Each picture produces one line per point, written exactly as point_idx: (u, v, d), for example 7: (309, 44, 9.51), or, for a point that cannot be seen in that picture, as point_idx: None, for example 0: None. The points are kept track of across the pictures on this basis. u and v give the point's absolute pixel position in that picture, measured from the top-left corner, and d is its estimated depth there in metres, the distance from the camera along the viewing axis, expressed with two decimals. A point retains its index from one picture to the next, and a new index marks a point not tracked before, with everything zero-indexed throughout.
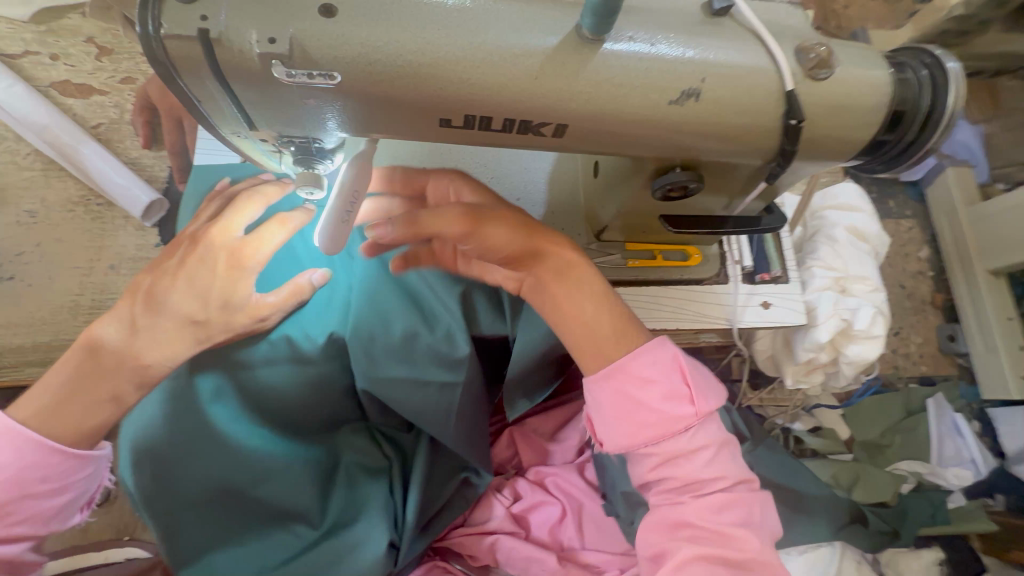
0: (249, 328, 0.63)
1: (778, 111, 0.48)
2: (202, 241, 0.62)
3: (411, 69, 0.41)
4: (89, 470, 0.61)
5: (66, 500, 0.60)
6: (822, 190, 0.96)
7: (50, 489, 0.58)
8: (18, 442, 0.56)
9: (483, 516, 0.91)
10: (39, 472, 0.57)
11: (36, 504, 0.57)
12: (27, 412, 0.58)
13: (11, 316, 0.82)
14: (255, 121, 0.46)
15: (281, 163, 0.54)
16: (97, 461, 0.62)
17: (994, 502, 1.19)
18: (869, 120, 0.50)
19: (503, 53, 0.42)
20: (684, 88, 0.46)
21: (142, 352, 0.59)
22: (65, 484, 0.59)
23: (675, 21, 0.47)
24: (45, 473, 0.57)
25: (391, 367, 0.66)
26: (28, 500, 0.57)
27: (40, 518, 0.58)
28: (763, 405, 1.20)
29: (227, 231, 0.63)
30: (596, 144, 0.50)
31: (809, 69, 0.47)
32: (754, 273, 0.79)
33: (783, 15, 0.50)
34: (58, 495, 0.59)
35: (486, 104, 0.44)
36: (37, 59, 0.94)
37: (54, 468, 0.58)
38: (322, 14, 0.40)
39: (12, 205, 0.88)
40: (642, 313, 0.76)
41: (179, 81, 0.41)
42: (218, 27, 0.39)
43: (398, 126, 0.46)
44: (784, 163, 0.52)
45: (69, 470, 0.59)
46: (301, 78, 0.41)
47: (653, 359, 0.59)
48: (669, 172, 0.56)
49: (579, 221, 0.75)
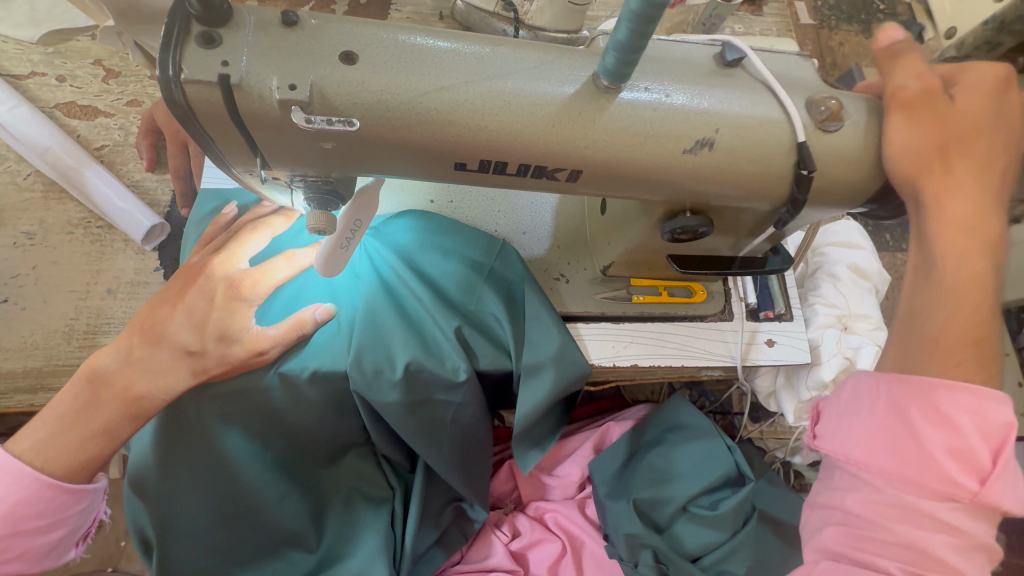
0: (245, 362, 0.60)
1: (789, 162, 0.48)
2: (202, 274, 0.62)
3: (430, 115, 0.41)
4: (85, 505, 0.59)
5: (59, 536, 0.58)
6: (822, 227, 0.98)
7: (42, 525, 0.56)
8: (16, 474, 0.54)
9: (483, 553, 0.89)
10: (34, 508, 0.55)
11: (29, 541, 0.55)
12: (21, 447, 0.56)
13: (3, 340, 0.80)
14: (271, 161, 0.45)
15: (292, 197, 0.53)
16: (92, 495, 0.59)
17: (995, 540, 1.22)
18: (877, 171, 0.50)
19: (521, 101, 0.43)
20: (698, 137, 0.46)
21: (137, 380, 0.58)
22: (58, 520, 0.57)
23: (689, 72, 0.47)
24: (40, 508, 0.55)
25: (390, 391, 0.64)
26: (21, 537, 0.55)
27: (32, 555, 0.56)
28: (763, 439, 1.16)
29: (230, 262, 0.63)
30: (610, 188, 0.50)
31: (821, 121, 0.48)
32: (758, 310, 0.79)
33: (794, 66, 0.51)
34: (52, 531, 0.57)
35: (503, 150, 0.44)
36: (44, 81, 0.94)
37: (48, 504, 0.56)
38: (342, 61, 0.40)
39: (10, 226, 0.87)
40: (647, 349, 0.74)
41: (197, 123, 0.41)
42: (239, 73, 0.39)
43: (412, 168, 0.46)
44: (794, 210, 0.52)
45: (62, 504, 0.57)
46: (320, 124, 0.40)
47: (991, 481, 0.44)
48: (679, 216, 0.56)
49: (585, 255, 0.75)
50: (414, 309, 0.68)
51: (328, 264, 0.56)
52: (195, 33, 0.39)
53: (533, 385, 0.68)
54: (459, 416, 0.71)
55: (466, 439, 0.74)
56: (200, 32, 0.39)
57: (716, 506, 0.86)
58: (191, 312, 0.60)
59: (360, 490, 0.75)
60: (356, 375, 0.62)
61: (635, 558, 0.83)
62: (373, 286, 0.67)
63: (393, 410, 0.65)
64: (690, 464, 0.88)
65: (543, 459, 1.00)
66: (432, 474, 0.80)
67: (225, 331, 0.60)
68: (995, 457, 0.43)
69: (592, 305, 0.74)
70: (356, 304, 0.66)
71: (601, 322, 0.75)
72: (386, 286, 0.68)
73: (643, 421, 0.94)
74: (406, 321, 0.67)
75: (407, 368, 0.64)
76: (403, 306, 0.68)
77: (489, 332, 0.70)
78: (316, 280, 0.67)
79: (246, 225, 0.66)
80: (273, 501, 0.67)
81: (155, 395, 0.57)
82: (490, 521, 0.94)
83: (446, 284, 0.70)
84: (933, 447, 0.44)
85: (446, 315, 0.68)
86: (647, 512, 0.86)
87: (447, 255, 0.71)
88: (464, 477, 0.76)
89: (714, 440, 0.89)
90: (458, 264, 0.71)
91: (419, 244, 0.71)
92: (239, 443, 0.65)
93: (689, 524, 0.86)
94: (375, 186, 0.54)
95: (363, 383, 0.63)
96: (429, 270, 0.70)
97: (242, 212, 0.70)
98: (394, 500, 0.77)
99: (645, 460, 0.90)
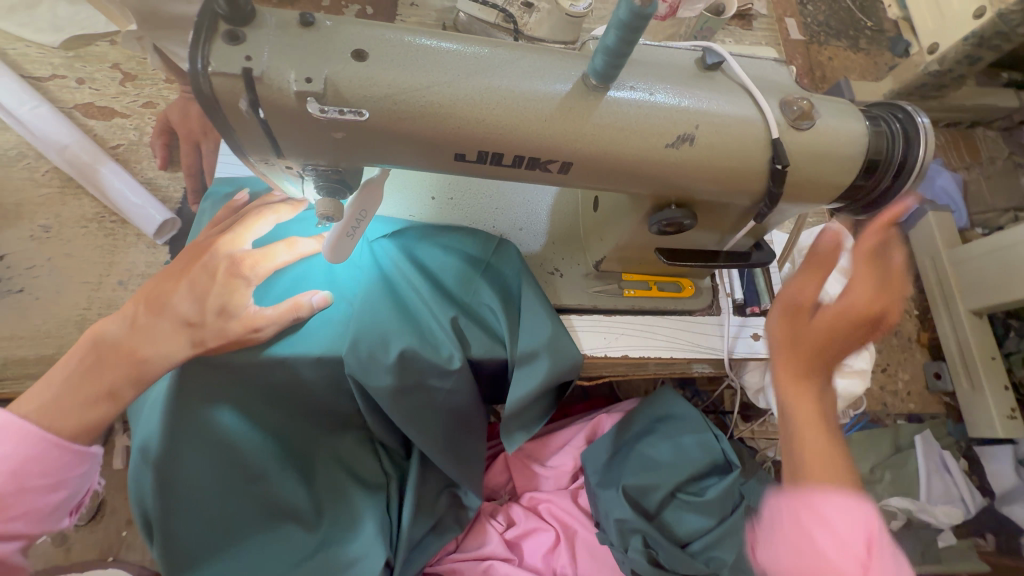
0: (239, 338, 0.62)
1: (764, 156, 0.52)
2: (206, 251, 0.65)
3: (433, 110, 0.45)
4: (87, 469, 0.62)
5: (58, 498, 0.60)
6: (810, 230, 1.01)
7: (46, 486, 0.58)
8: (21, 434, 0.57)
9: (477, 542, 0.91)
10: (41, 466, 0.58)
11: (32, 499, 0.58)
12: (28, 408, 0.59)
13: (17, 328, 0.83)
14: (283, 148, 0.49)
15: (302, 186, 0.56)
16: (92, 460, 0.62)
17: (984, 542, 1.29)
18: (848, 167, 0.54)
19: (517, 96, 0.47)
20: (680, 133, 0.50)
21: (141, 345, 0.60)
22: (61, 481, 0.59)
23: (673, 73, 0.52)
24: (46, 467, 0.58)
25: (386, 376, 0.67)
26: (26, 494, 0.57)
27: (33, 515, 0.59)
28: (755, 438, 1.20)
29: (234, 243, 0.66)
30: (599, 181, 0.54)
31: (793, 120, 0.52)
32: (744, 306, 0.83)
33: (771, 71, 0.55)
34: (54, 491, 0.59)
35: (499, 141, 0.48)
36: (64, 83, 0.98)
37: (52, 464, 0.58)
38: (353, 58, 0.44)
39: (28, 219, 0.90)
40: (638, 341, 0.77)
41: (220, 114, 0.45)
42: (260, 67, 0.43)
43: (416, 159, 0.50)
44: (771, 204, 0.56)
45: (66, 466, 0.59)
46: (332, 114, 0.44)
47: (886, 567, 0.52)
48: (665, 209, 0.59)
49: (578, 250, 0.79)
50: (411, 301, 0.71)
51: (335, 252, 0.59)
52: (222, 30, 0.43)
53: (528, 372, 0.70)
54: (451, 405, 0.74)
55: (457, 426, 0.77)
56: (226, 30, 0.43)
57: (703, 493, 0.90)
58: (194, 285, 0.63)
59: (356, 474, 0.78)
60: (353, 359, 0.65)
61: (626, 543, 0.85)
62: (374, 276, 0.70)
63: (389, 396, 0.68)
64: (678, 453, 0.92)
65: (536, 451, 1.04)
66: (426, 463, 0.83)
67: (226, 305, 0.63)
68: (872, 547, 0.52)
69: (585, 298, 0.77)
70: (357, 293, 0.69)
71: (594, 314, 0.78)
72: (387, 277, 0.71)
73: (634, 414, 0.97)
74: (402, 313, 0.70)
75: (402, 354, 0.67)
76: (401, 297, 0.71)
77: (483, 322, 0.73)
78: (319, 268, 0.71)
79: (253, 209, 0.70)
80: (274, 477, 0.70)
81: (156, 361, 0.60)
82: (485, 511, 0.96)
83: (444, 277, 0.73)
84: (825, 548, 0.53)
85: (443, 306, 0.71)
86: (637, 499, 0.88)
87: (446, 250, 0.75)
88: (453, 464, 0.78)
89: (702, 432, 0.93)
90: (456, 258, 0.74)
91: (420, 239, 0.75)
92: (239, 418, 0.67)
93: (677, 509, 0.89)
94: (379, 177, 0.57)
95: (359, 367, 0.65)
96: (428, 263, 0.74)
97: (252, 199, 0.73)
98: (389, 487, 0.80)
99: (635, 450, 0.93)
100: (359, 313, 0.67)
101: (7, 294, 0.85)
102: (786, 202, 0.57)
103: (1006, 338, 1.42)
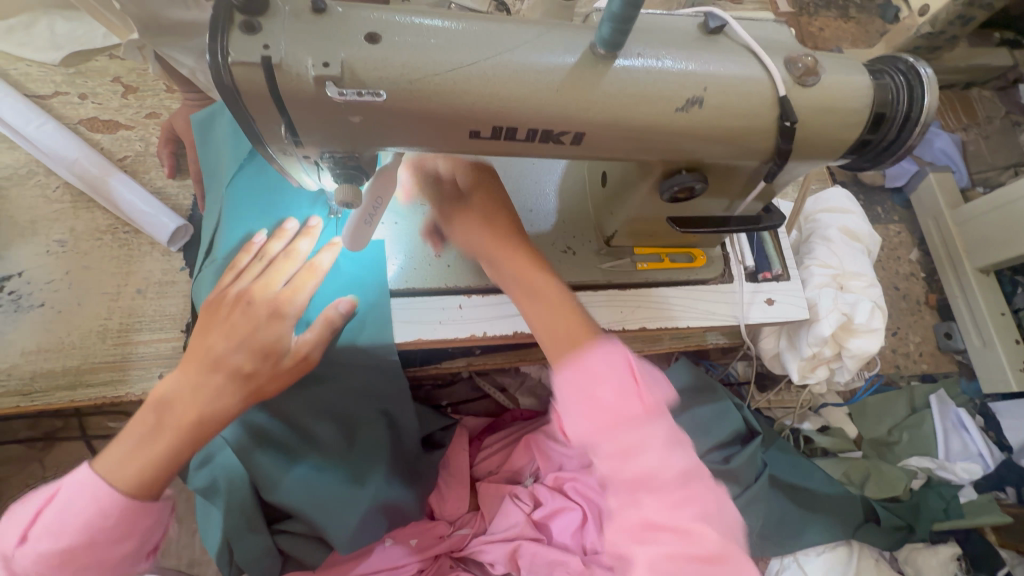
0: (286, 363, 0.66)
1: (773, 115, 0.53)
2: (243, 297, 0.66)
3: (447, 87, 0.46)
4: (149, 525, 0.63)
5: (130, 549, 0.62)
6: (814, 195, 1.02)
7: (121, 544, 0.60)
8: (101, 500, 0.59)
9: (506, 523, 0.94)
10: (105, 524, 0.59)
11: (108, 551, 0.60)
12: (126, 482, 0.60)
13: (41, 341, 0.83)
14: (301, 136, 0.50)
15: (320, 178, 0.58)
16: (158, 510, 0.63)
17: (1006, 495, 1.26)
18: (855, 120, 0.55)
19: (527, 68, 0.47)
20: (689, 96, 0.51)
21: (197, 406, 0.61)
22: (130, 533, 0.61)
23: (676, 38, 0.52)
24: (110, 526, 0.59)
25: (267, 456, 0.72)
26: (96, 551, 0.59)
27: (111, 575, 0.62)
28: (771, 407, 1.24)
29: (267, 286, 0.67)
30: (610, 152, 0.55)
31: (798, 77, 0.53)
32: (756, 272, 0.84)
33: (771, 32, 0.56)
34: (121, 546, 0.61)
35: (515, 115, 0.49)
36: (67, 99, 0.97)
37: (119, 521, 0.59)
38: (367, 41, 0.45)
39: (42, 235, 0.90)
40: (653, 314, 0.79)
41: (241, 102, 0.46)
42: (278, 54, 0.44)
43: (429, 138, 0.51)
44: (781, 162, 0.57)
45: (132, 521, 0.60)
46: (351, 96, 0.45)
47: (607, 360, 0.59)
48: (675, 175, 0.59)
49: (589, 229, 0.79)
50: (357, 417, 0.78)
51: (353, 240, 0.60)
52: (238, 21, 0.44)
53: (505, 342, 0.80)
54: (324, 500, 0.75)
55: (295, 529, 0.77)
56: (243, 21, 0.44)
57: (728, 461, 0.90)
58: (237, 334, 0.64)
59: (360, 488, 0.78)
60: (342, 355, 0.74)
61: None
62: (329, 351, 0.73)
63: (260, 471, 0.72)
64: (697, 424, 0.93)
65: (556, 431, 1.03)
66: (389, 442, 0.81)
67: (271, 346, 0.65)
68: None
69: (599, 274, 0.78)
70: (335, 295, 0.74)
71: (608, 290, 0.80)
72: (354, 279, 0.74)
73: None
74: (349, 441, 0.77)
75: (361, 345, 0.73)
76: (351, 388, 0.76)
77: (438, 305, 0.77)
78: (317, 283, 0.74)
79: (276, 254, 0.71)
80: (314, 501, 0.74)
81: (211, 412, 0.61)
82: (510, 492, 0.98)
83: (395, 356, 0.75)
84: None
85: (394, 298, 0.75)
86: None
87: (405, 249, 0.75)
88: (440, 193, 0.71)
89: (723, 402, 0.95)
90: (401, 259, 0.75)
91: (388, 328, 0.73)
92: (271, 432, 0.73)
93: None
94: (393, 164, 0.57)
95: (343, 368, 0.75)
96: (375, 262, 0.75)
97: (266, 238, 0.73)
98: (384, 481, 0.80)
99: None
100: (295, 393, 0.74)
101: (30, 309, 0.85)
102: (793, 160, 0.57)
103: (1015, 295, 1.41)
